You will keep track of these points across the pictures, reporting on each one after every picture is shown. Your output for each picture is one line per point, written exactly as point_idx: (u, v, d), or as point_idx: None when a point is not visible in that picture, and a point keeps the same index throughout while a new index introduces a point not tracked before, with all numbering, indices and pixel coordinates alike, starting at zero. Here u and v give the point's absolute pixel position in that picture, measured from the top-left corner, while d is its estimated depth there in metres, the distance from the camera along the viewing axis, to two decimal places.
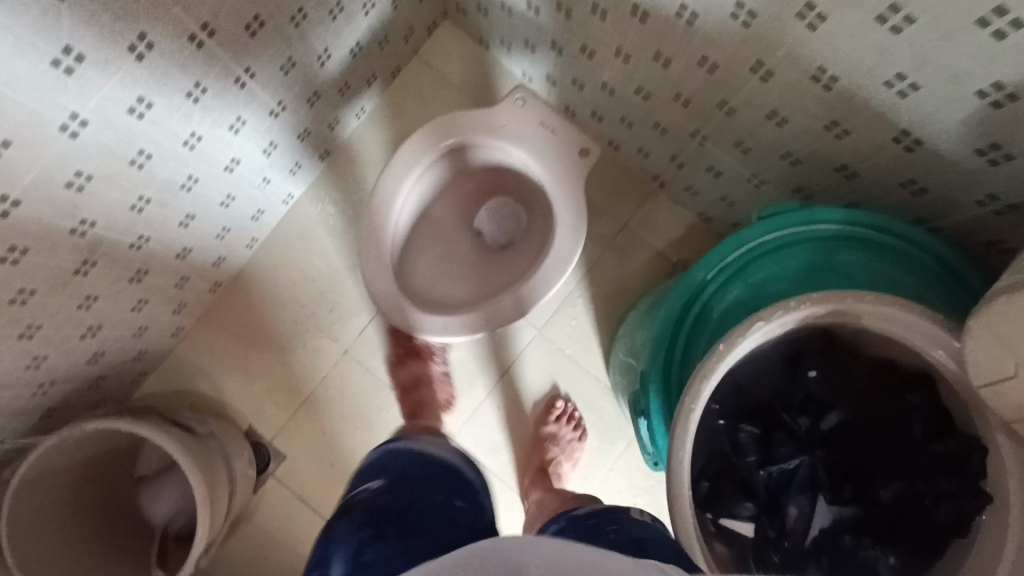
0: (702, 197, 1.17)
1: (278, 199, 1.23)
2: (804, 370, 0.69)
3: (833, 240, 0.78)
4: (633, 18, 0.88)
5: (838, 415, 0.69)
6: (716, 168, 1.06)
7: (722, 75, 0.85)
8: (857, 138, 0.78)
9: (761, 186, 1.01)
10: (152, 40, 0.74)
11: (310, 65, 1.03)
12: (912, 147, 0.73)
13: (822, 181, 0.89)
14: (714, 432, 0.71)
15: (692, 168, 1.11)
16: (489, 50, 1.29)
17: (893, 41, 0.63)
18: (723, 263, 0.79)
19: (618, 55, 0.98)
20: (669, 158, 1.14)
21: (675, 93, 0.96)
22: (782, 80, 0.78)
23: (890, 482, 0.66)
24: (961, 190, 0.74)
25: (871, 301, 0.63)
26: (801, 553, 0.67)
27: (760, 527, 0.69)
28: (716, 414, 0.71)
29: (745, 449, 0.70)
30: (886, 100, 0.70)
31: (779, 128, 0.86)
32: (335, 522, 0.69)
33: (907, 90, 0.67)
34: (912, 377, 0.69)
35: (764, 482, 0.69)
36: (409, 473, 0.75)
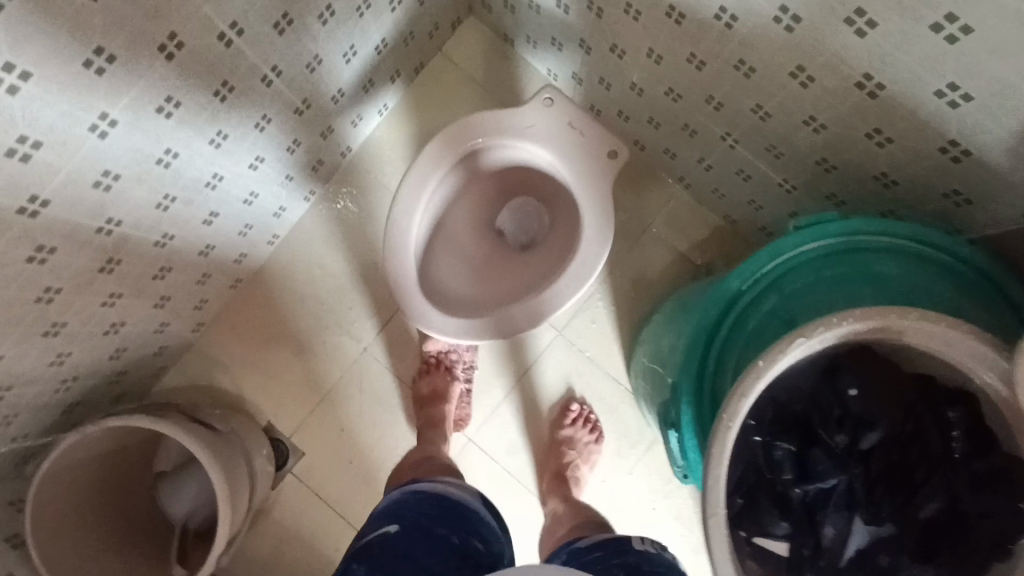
0: (729, 200, 1.15)
1: (299, 196, 1.23)
2: (843, 385, 0.67)
3: (871, 251, 0.77)
4: (667, 20, 0.86)
5: (878, 432, 0.67)
6: (746, 172, 1.03)
7: (759, 79, 0.83)
8: (899, 147, 0.76)
9: (792, 192, 0.99)
10: (182, 40, 0.73)
11: (336, 62, 1.02)
12: (958, 157, 0.71)
13: (858, 189, 0.87)
14: (749, 448, 0.68)
15: (720, 171, 1.09)
16: (513, 46, 1.27)
17: (948, 49, 0.61)
18: (758, 273, 0.78)
19: (649, 56, 0.96)
20: (697, 161, 1.12)
21: (707, 95, 0.94)
22: (822, 86, 0.75)
23: (929, 501, 0.65)
24: (1007, 203, 0.72)
25: (916, 318, 0.62)
26: (836, 572, 0.66)
27: (795, 546, 0.67)
28: (752, 429, 0.68)
29: (781, 466, 0.67)
30: (933, 109, 0.68)
31: (816, 134, 0.84)
32: (350, 566, 0.69)
33: (959, 100, 0.65)
34: (955, 397, 0.66)
35: (800, 500, 0.67)
36: (432, 518, 0.74)
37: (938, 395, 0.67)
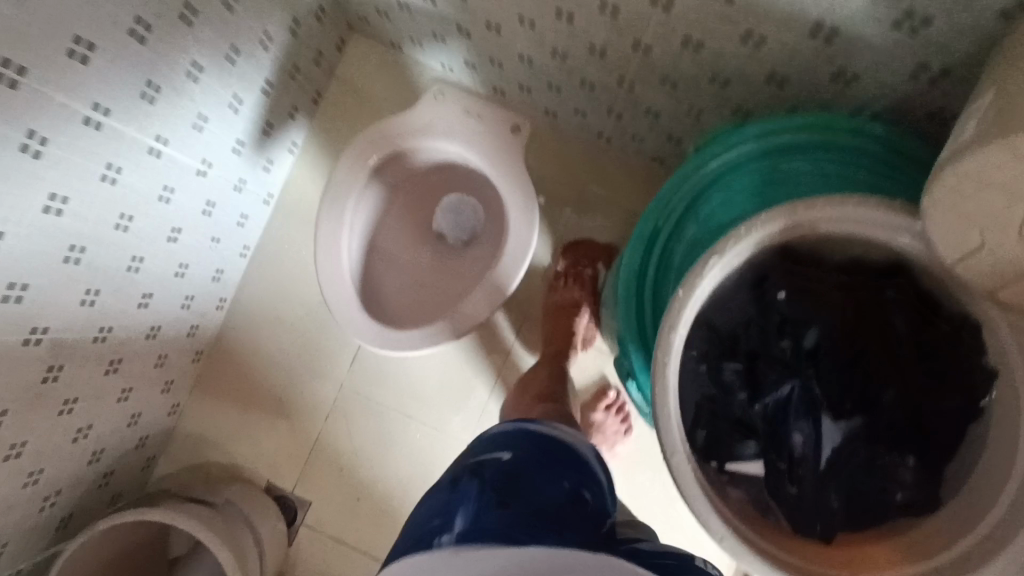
0: (648, 143, 1.14)
1: (234, 253, 1.22)
2: (771, 293, 0.67)
3: (771, 152, 0.76)
4: None
5: (816, 330, 0.67)
6: (653, 110, 1.02)
7: (626, 16, 0.82)
8: (774, 43, 0.75)
9: (701, 117, 0.98)
10: (43, 134, 0.72)
11: (223, 114, 1.01)
12: (831, 38, 0.70)
13: (756, 96, 0.86)
14: (700, 380, 0.69)
15: (630, 116, 1.08)
16: (402, 52, 1.26)
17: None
18: (667, 206, 0.79)
19: (522, 23, 0.95)
20: (605, 112, 1.11)
21: (588, 46, 0.93)
22: (683, 5, 0.75)
23: (888, 384, 0.64)
24: (890, 69, 0.71)
25: (823, 208, 0.61)
26: (817, 479, 0.65)
27: (769, 461, 0.68)
28: (696, 359, 0.69)
29: (733, 387, 0.68)
30: None
31: (697, 54, 0.83)
32: (465, 478, 0.66)
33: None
34: (880, 272, 0.67)
35: (761, 416, 0.68)
36: (545, 452, 0.69)
37: (869, 274, 0.67)
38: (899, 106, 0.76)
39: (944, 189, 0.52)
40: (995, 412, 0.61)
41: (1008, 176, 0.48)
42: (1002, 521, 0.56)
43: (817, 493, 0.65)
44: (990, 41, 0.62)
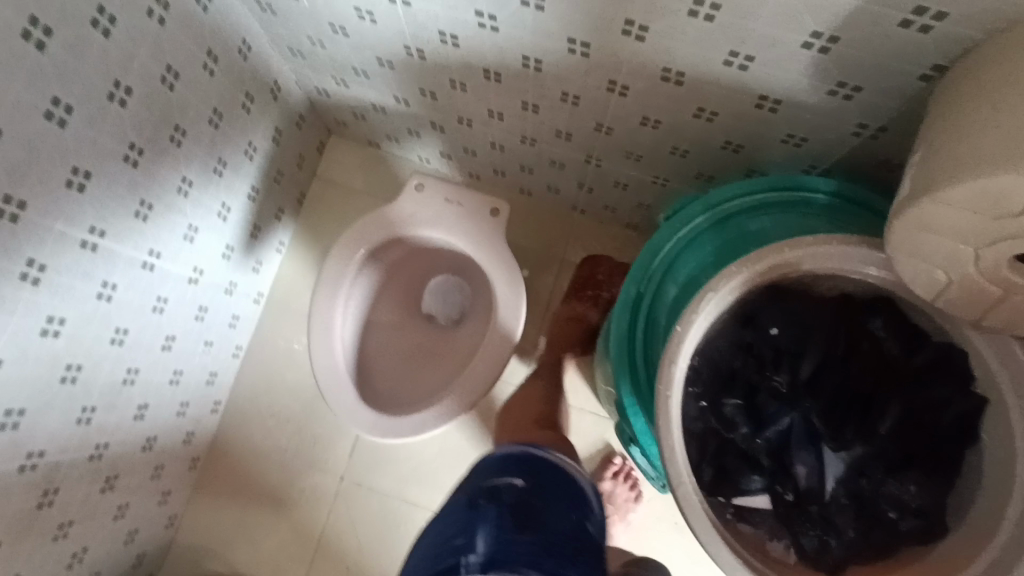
0: (621, 210, 1.20)
1: (226, 355, 1.23)
2: (763, 326, 0.68)
3: (738, 213, 0.81)
4: (488, 81, 0.92)
5: (810, 360, 0.67)
6: (622, 181, 1.09)
7: (586, 102, 0.88)
8: (726, 115, 0.81)
9: (667, 184, 1.04)
10: (42, 262, 0.75)
11: (212, 222, 1.05)
12: (774, 107, 0.77)
13: (716, 162, 0.92)
14: (701, 416, 0.68)
15: (601, 188, 1.14)
16: (380, 149, 1.33)
17: (711, 25, 0.66)
18: (648, 272, 0.83)
19: (492, 115, 1.02)
20: (577, 186, 1.17)
21: (556, 130, 0.99)
22: (637, 90, 0.81)
23: (886, 412, 0.64)
24: (833, 130, 0.77)
25: (790, 253, 0.64)
26: (825, 509, 0.65)
27: (775, 495, 0.67)
28: (696, 397, 0.68)
29: (735, 421, 0.67)
30: (731, 76, 0.73)
31: (656, 130, 0.89)
32: (480, 504, 0.69)
33: (746, 63, 0.70)
34: (868, 304, 0.68)
35: (764, 449, 0.67)
36: (556, 482, 0.74)
37: (857, 305, 0.69)
38: (847, 160, 0.82)
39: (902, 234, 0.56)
40: (984, 442, 0.63)
41: (952, 224, 0.52)
42: (1005, 551, 0.57)
43: (824, 521, 0.65)
44: (917, 101, 0.68)
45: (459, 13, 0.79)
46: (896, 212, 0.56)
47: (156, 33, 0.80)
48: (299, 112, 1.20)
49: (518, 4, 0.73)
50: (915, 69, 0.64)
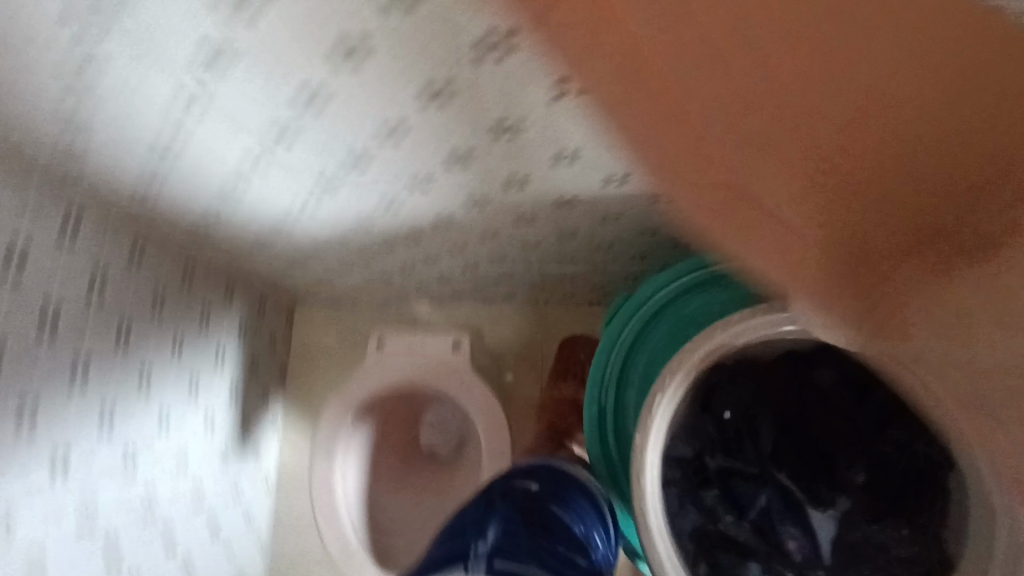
0: (579, 296, 1.25)
1: (253, 548, 1.26)
2: (717, 411, 0.72)
3: (669, 301, 0.86)
4: (412, 238, 0.98)
5: (770, 431, 0.70)
6: (567, 275, 1.14)
7: (505, 232, 0.95)
8: (629, 213, 0.87)
9: (609, 269, 1.09)
10: (42, 553, 0.79)
11: (200, 437, 1.11)
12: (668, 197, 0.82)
13: (643, 244, 0.97)
14: (684, 512, 0.71)
15: (551, 284, 1.19)
16: (344, 305, 1.38)
17: (580, 163, 0.72)
18: (603, 382, 0.89)
19: (428, 258, 1.08)
20: (530, 288, 1.22)
21: (491, 255, 1.05)
22: (543, 214, 0.87)
23: (856, 461, 0.67)
24: None
25: (719, 335, 0.67)
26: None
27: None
28: (675, 494, 0.72)
29: (717, 510, 0.70)
30: (618, 187, 0.79)
31: (577, 236, 0.95)
32: (496, 501, 0.84)
33: (624, 180, 0.76)
34: (809, 356, 0.71)
35: (753, 531, 0.69)
36: (565, 493, 0.83)
37: (800, 360, 0.71)
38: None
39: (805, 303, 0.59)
40: None
41: None
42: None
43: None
44: None
45: (362, 200, 0.85)
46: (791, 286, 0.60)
47: (91, 312, 0.86)
48: (260, 301, 1.27)
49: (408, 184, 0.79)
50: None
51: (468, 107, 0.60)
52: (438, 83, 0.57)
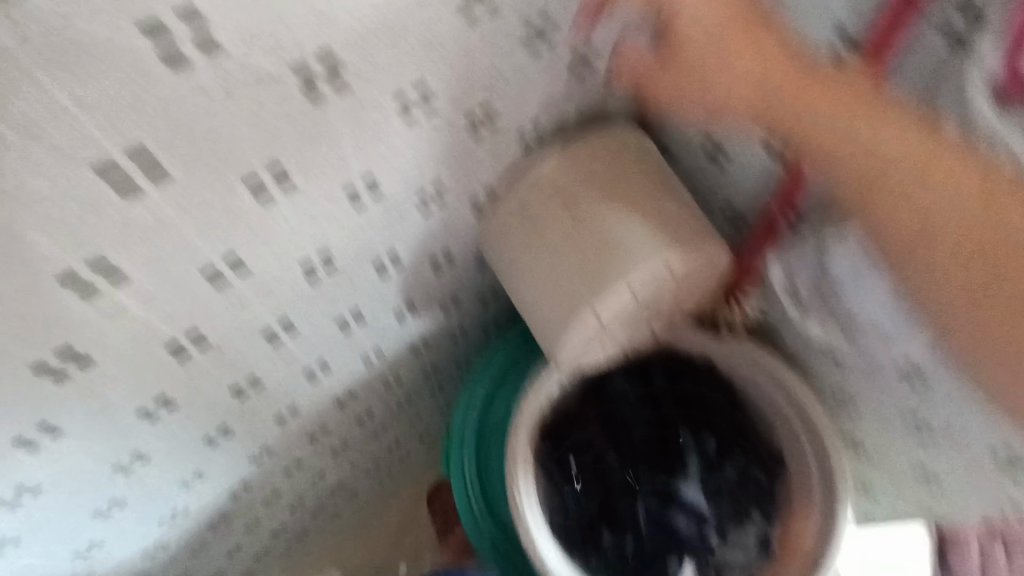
0: (406, 438, 1.14)
1: None
2: (566, 462, 0.79)
3: (483, 407, 0.86)
4: (179, 520, 0.78)
5: (612, 452, 0.80)
6: (378, 430, 1.02)
7: (282, 444, 0.81)
8: (390, 345, 0.79)
9: (412, 397, 1.01)
10: None
11: None
12: (412, 308, 0.75)
13: (426, 357, 0.91)
14: (598, 567, 0.76)
15: (369, 449, 1.06)
16: None
17: (320, 390, 0.75)
18: (476, 519, 0.85)
19: (219, 523, 0.87)
20: (350, 465, 1.07)
21: (286, 470, 0.89)
22: (306, 401, 0.75)
23: (679, 429, 0.80)
24: (467, 278, 0.79)
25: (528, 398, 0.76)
26: (718, 527, 0.78)
27: (691, 551, 0.78)
28: (583, 557, 0.76)
29: (618, 541, 0.77)
30: (359, 331, 0.70)
31: (358, 394, 0.85)
32: None
33: (354, 395, 0.84)
34: (601, 379, 0.82)
35: (651, 535, 0.77)
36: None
37: (594, 386, 0.81)
38: (493, 324, 0.96)
39: (568, 335, 0.63)
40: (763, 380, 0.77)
41: (586, 305, 0.61)
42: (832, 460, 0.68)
43: (728, 534, 0.78)
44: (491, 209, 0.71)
45: (80, 530, 0.64)
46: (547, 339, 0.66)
47: None
48: None
49: (121, 475, 0.61)
50: (471, 268, 0.77)
51: (171, 438, 0.61)
52: (126, 458, 0.59)
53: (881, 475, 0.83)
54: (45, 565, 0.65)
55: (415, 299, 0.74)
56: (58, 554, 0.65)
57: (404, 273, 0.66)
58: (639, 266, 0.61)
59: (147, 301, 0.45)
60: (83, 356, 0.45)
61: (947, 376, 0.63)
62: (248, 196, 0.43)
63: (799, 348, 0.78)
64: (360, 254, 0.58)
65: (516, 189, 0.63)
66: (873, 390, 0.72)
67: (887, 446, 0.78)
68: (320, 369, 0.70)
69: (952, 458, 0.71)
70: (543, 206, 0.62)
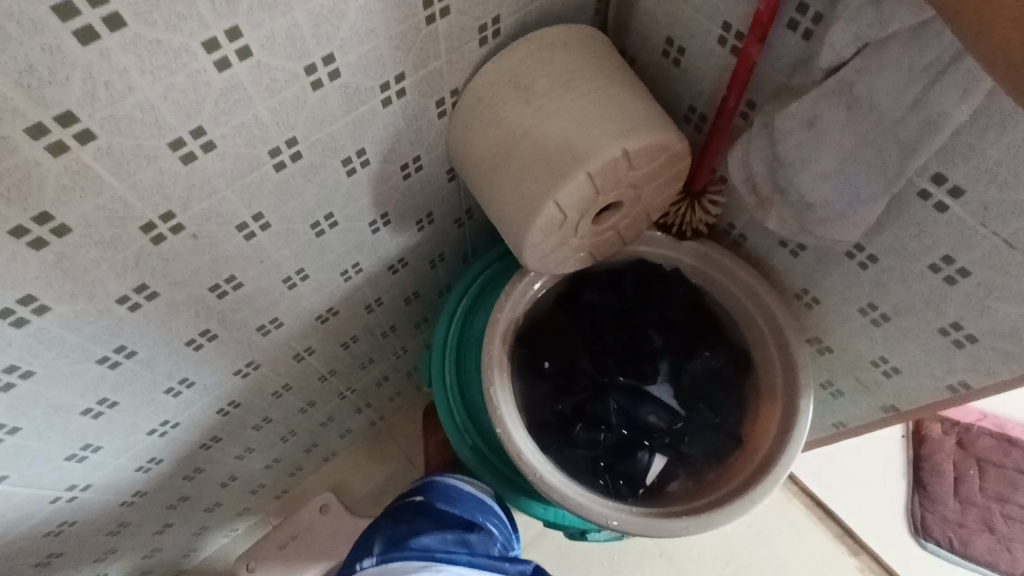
0: (393, 373, 1.16)
1: None
2: (539, 365, 0.84)
3: (466, 321, 0.91)
4: (169, 433, 0.80)
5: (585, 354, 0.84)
6: (365, 361, 1.05)
7: (267, 360, 0.83)
8: (367, 259, 0.81)
9: (396, 326, 1.03)
10: None
11: None
12: (387, 220, 0.77)
13: (406, 281, 0.93)
14: (574, 459, 0.80)
15: (357, 381, 1.09)
16: (145, 561, 1.05)
17: (299, 302, 0.78)
18: (459, 428, 0.88)
19: (212, 445, 0.90)
20: (340, 399, 1.09)
21: (274, 394, 0.92)
22: (286, 313, 0.78)
23: (650, 331, 0.84)
24: (441, 193, 0.80)
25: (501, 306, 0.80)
26: (687, 418, 0.83)
27: (661, 443, 0.83)
28: (559, 450, 0.80)
29: (592, 434, 0.81)
30: (332, 238, 0.72)
31: (340, 313, 0.87)
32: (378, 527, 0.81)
33: (336, 312, 0.86)
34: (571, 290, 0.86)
35: (622, 429, 0.83)
36: (447, 494, 0.84)
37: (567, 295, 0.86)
38: (470, 248, 0.98)
39: (534, 224, 0.66)
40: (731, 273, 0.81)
41: (547, 191, 0.63)
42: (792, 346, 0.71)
43: (699, 429, 0.82)
44: None
45: (73, 429, 0.67)
46: (514, 234, 0.69)
47: None
48: None
49: (107, 369, 0.63)
50: (443, 181, 0.78)
51: (154, 335, 0.64)
52: (111, 351, 0.62)
53: (842, 371, 0.87)
54: (40, 463, 0.68)
55: (390, 210, 0.76)
56: (53, 451, 0.68)
57: (373, 176, 0.68)
58: (595, 151, 0.61)
59: (115, 170, 0.47)
60: (58, 225, 0.48)
61: (896, 253, 0.66)
62: (209, 61, 0.45)
63: (760, 248, 0.81)
64: (327, 148, 0.60)
65: (480, 83, 0.65)
66: (833, 280, 0.76)
67: (848, 340, 0.82)
68: (297, 275, 0.73)
69: (904, 341, 0.74)
70: (506, 98, 0.64)
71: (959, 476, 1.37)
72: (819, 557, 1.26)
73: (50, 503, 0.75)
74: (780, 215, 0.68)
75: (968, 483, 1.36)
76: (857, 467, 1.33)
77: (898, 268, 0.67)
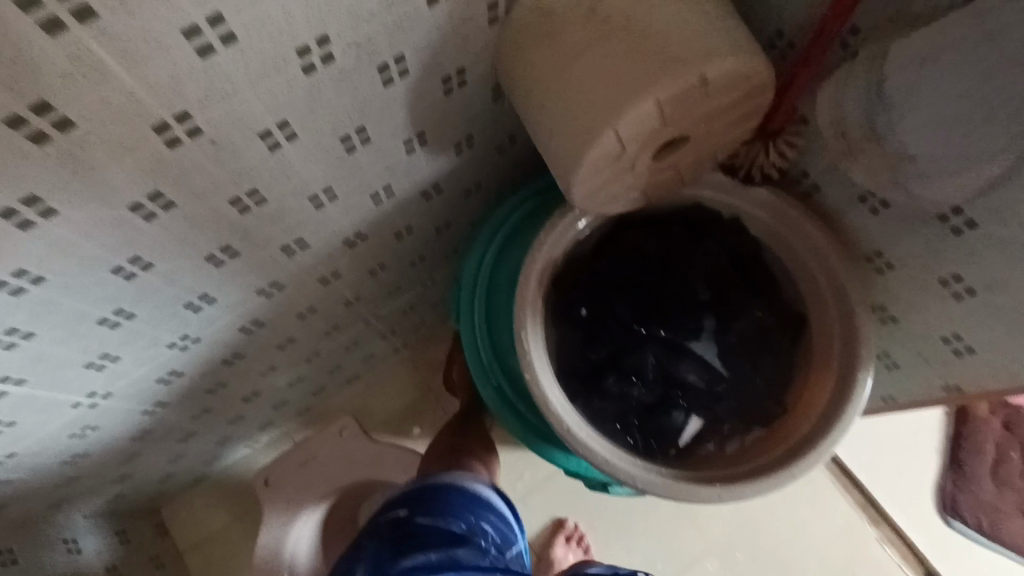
0: (420, 302, 1.12)
1: None
2: (576, 313, 0.79)
3: (498, 256, 0.86)
4: (191, 347, 0.78)
5: (625, 303, 0.78)
6: (393, 288, 1.01)
7: (291, 281, 0.80)
8: (400, 183, 0.75)
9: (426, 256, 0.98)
10: None
11: None
12: (424, 141, 0.70)
13: (440, 208, 0.87)
14: (603, 413, 0.77)
15: (382, 309, 1.05)
16: (171, 465, 1.07)
17: (326, 223, 0.73)
18: (485, 368, 0.85)
19: (233, 361, 0.88)
20: (364, 325, 1.06)
21: (299, 313, 0.89)
22: (313, 233, 0.73)
23: (699, 284, 0.78)
24: (485, 115, 0.73)
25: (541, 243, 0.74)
26: (731, 381, 0.77)
27: (699, 405, 0.78)
28: (589, 401, 0.77)
29: (626, 390, 0.77)
30: (365, 155, 0.66)
31: (369, 237, 0.82)
32: (364, 540, 0.80)
33: (364, 237, 0.81)
34: (617, 234, 0.80)
35: (659, 386, 0.77)
36: (434, 499, 0.80)
37: (612, 239, 0.80)
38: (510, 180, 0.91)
39: (590, 153, 0.58)
40: (793, 230, 0.74)
41: (609, 114, 0.55)
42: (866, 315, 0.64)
43: (741, 391, 0.77)
44: None
45: (88, 339, 0.65)
46: (564, 167, 0.61)
47: None
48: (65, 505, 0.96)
49: (124, 280, 0.60)
50: (488, 101, 0.71)
51: (172, 247, 0.60)
52: (126, 262, 0.58)
53: (904, 343, 0.80)
54: (60, 369, 0.66)
55: (428, 129, 0.69)
56: (72, 358, 0.66)
57: (412, 89, 0.61)
58: (668, 75, 0.53)
59: (124, 56, 0.41)
60: (61, 117, 0.43)
61: (1004, 222, 0.57)
62: None
63: (835, 202, 0.72)
64: (363, 50, 0.53)
65: None
66: (916, 245, 0.67)
67: (919, 312, 0.74)
68: (324, 195, 0.68)
69: (987, 320, 0.67)
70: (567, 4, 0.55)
71: (999, 458, 1.30)
72: (841, 522, 1.23)
73: (71, 407, 0.74)
74: (872, 166, 0.59)
75: (1009, 466, 1.30)
76: (893, 440, 1.27)
77: (1001, 239, 0.59)
